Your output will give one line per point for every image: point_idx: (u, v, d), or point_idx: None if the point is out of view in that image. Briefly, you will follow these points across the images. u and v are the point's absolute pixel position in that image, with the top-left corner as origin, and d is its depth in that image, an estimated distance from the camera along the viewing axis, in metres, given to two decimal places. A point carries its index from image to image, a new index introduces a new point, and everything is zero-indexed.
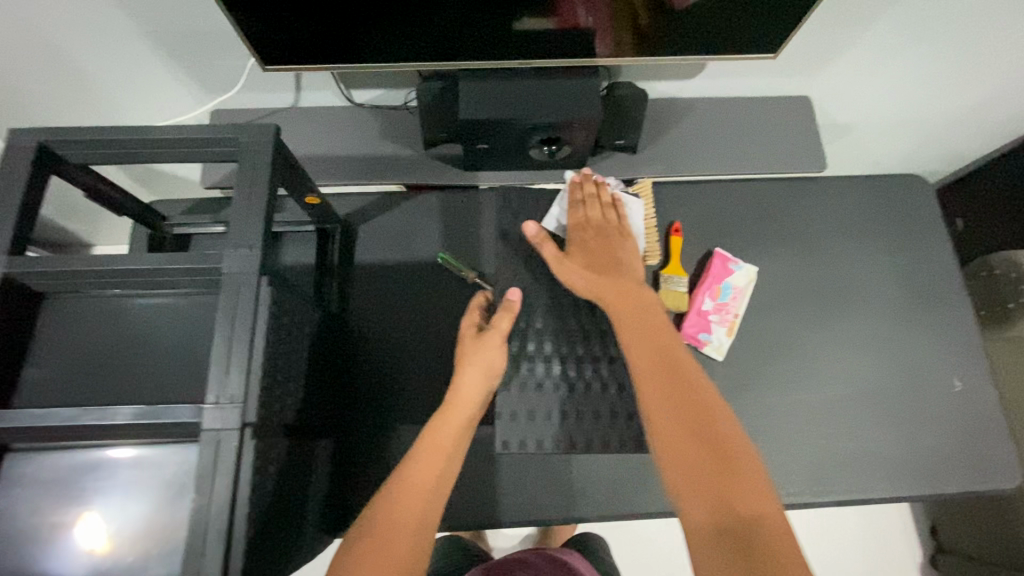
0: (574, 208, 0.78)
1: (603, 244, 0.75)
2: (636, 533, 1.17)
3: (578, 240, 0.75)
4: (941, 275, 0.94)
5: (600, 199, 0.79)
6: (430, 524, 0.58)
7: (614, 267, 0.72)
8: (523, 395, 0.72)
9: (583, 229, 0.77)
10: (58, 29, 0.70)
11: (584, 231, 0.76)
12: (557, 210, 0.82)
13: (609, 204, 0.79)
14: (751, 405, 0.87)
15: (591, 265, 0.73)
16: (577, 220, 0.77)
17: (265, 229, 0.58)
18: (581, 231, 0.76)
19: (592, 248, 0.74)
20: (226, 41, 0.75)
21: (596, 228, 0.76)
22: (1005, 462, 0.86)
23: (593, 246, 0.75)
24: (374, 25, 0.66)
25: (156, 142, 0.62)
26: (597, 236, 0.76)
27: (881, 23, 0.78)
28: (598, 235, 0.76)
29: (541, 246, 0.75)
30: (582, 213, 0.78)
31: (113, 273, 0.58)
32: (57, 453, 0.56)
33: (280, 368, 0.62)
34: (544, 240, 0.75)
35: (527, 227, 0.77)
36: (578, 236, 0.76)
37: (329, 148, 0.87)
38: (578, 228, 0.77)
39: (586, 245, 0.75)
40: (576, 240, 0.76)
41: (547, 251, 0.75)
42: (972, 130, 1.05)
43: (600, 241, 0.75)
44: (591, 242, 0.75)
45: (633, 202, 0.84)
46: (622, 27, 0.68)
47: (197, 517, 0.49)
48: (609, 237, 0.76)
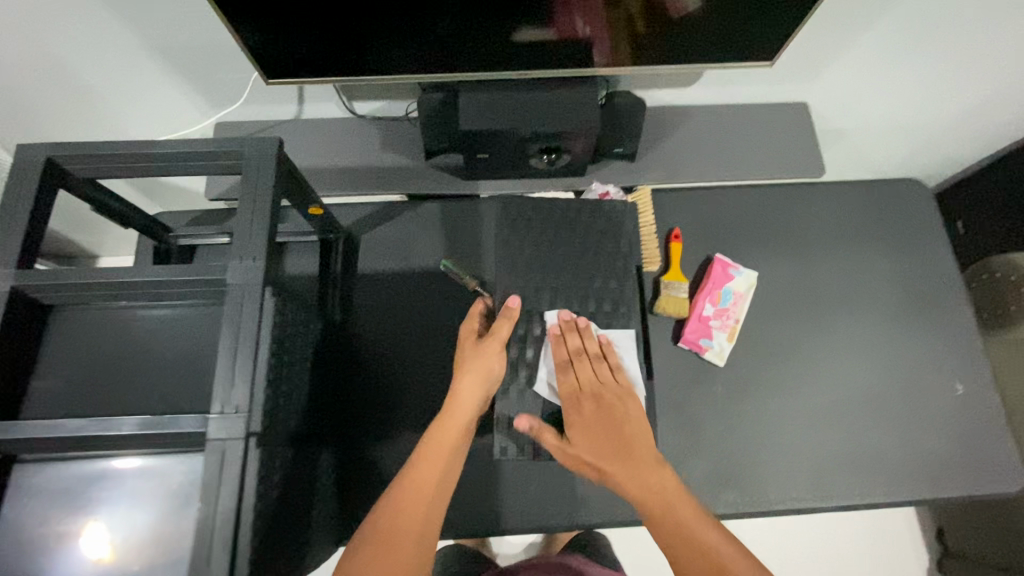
0: (565, 372, 0.72)
1: (605, 414, 0.69)
2: (640, 540, 1.17)
3: (576, 419, 0.69)
4: (941, 279, 0.95)
5: (587, 352, 0.73)
6: (433, 529, 0.59)
7: (625, 445, 0.68)
8: (521, 402, 0.72)
9: (580, 400, 0.70)
10: (65, 46, 0.72)
11: (582, 402, 0.70)
12: (545, 369, 0.73)
13: (599, 358, 0.73)
14: (753, 410, 0.87)
15: (599, 446, 0.68)
16: (571, 391, 0.71)
17: (269, 240, 0.59)
18: (580, 405, 0.70)
19: (594, 429, 0.68)
20: (230, 55, 0.76)
21: (593, 396, 0.70)
22: (1008, 465, 0.86)
23: (596, 423, 0.68)
24: (376, 38, 0.68)
25: (161, 156, 0.63)
26: (596, 403, 0.70)
27: (875, 29, 0.79)
28: (597, 403, 0.70)
29: (540, 437, 0.68)
30: (573, 377, 0.71)
31: (119, 284, 0.59)
32: (65, 463, 0.56)
33: (284, 378, 0.63)
34: (544, 431, 0.69)
35: (521, 421, 0.69)
36: (577, 412, 0.69)
37: (331, 159, 0.88)
38: (574, 402, 0.70)
39: (587, 423, 0.69)
40: (576, 417, 0.69)
41: (548, 442, 0.68)
42: (969, 135, 1.06)
43: (602, 415, 0.69)
44: (592, 417, 0.69)
45: (625, 335, 0.77)
46: (620, 37, 0.69)
47: (201, 527, 0.50)
48: (609, 407, 0.70)
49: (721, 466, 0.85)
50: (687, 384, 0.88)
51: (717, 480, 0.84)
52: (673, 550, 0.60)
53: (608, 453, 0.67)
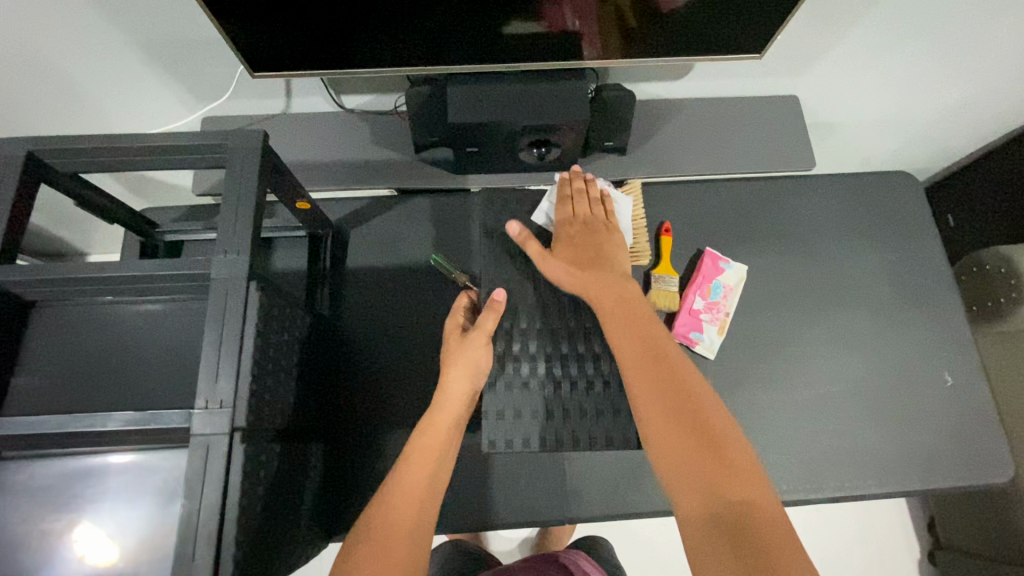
0: (563, 202, 0.79)
1: (591, 240, 0.75)
2: (633, 533, 1.17)
3: (566, 237, 0.75)
4: (931, 271, 0.95)
5: (587, 194, 0.80)
6: (424, 529, 0.58)
7: (602, 261, 0.73)
8: (509, 395, 0.71)
9: (571, 225, 0.76)
10: (47, 41, 0.71)
11: (571, 226, 0.76)
12: (546, 202, 0.81)
13: (597, 200, 0.80)
14: (744, 403, 0.88)
15: (577, 260, 0.73)
16: (564, 217, 0.77)
17: (253, 234, 0.58)
18: (570, 227, 0.76)
19: (578, 248, 0.74)
20: (215, 48, 0.75)
21: (582, 224, 0.76)
22: (997, 455, 0.86)
23: (581, 243, 0.75)
24: (362, 31, 0.67)
25: (143, 149, 0.62)
26: (582, 230, 0.76)
27: (865, 22, 0.79)
28: (585, 230, 0.76)
29: (523, 243, 0.74)
30: (570, 208, 0.78)
31: (102, 280, 0.58)
32: (47, 461, 0.56)
33: (270, 373, 0.62)
34: (526, 239, 0.74)
35: (510, 225, 0.76)
36: (567, 229, 0.76)
37: (319, 153, 0.88)
38: (565, 224, 0.77)
39: (573, 243, 0.75)
40: (564, 234, 0.76)
41: (530, 249, 0.73)
42: (959, 128, 1.06)
43: (587, 237, 0.75)
44: (579, 239, 0.75)
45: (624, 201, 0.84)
46: (609, 30, 0.69)
47: (185, 523, 0.49)
48: (597, 233, 0.76)
49: None
50: None
51: None
52: (681, 423, 0.57)
53: (583, 266, 0.72)
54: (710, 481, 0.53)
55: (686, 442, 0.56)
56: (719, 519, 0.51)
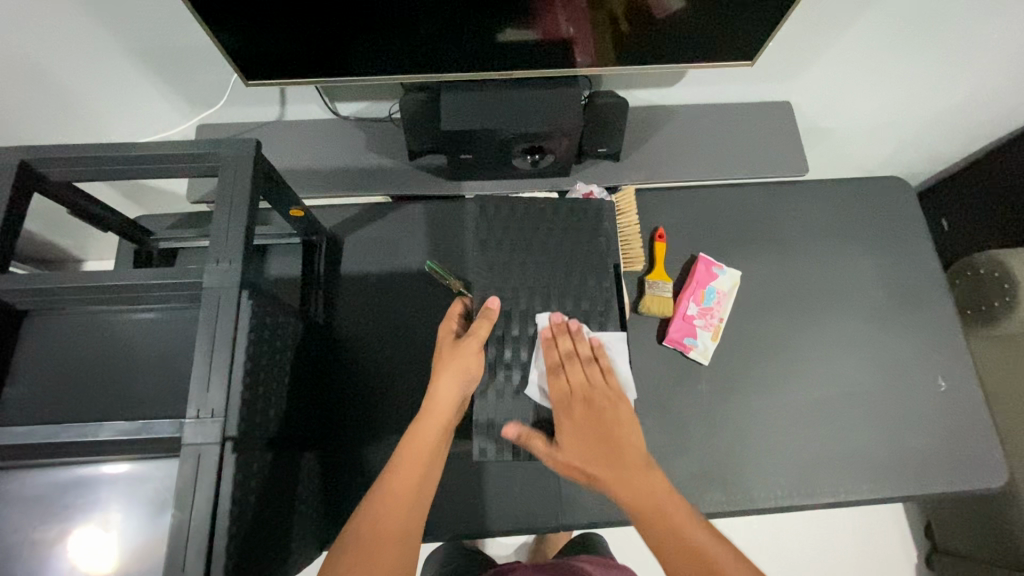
0: (555, 376, 0.70)
1: (595, 419, 0.69)
2: (629, 539, 1.17)
3: (567, 424, 0.68)
4: (924, 276, 0.95)
5: (579, 355, 0.72)
6: (413, 535, 0.58)
7: (613, 448, 0.67)
8: (501, 402, 0.71)
9: (570, 406, 0.69)
10: (41, 50, 0.71)
11: (572, 407, 0.69)
12: (536, 371, 0.72)
13: (590, 361, 0.72)
14: (738, 409, 0.88)
15: (590, 450, 0.67)
16: (562, 394, 0.69)
17: (245, 243, 0.58)
18: (571, 408, 0.69)
19: (582, 429, 0.68)
20: (210, 56, 0.75)
21: (583, 401, 0.69)
22: (991, 460, 0.87)
23: (585, 428, 0.68)
24: (356, 39, 0.67)
25: (136, 159, 0.62)
26: (585, 407, 0.69)
27: (856, 29, 0.79)
28: (586, 407, 0.69)
29: (528, 443, 0.68)
30: (563, 380, 0.70)
31: (94, 288, 0.58)
32: (34, 472, 0.55)
33: (262, 381, 0.62)
34: (531, 435, 0.69)
35: (508, 429, 0.68)
36: (567, 414, 0.68)
37: (314, 160, 0.88)
38: (563, 403, 0.69)
39: (577, 426, 0.68)
40: (565, 421, 0.68)
41: (537, 447, 0.68)
42: (952, 132, 1.06)
43: (590, 415, 0.69)
44: (582, 420, 0.68)
45: (614, 337, 0.75)
46: (603, 37, 0.69)
47: (176, 533, 0.49)
48: (598, 407, 0.69)
49: (706, 464, 0.85)
50: (671, 383, 0.88)
51: (702, 479, 0.84)
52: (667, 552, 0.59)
53: (594, 454, 0.67)
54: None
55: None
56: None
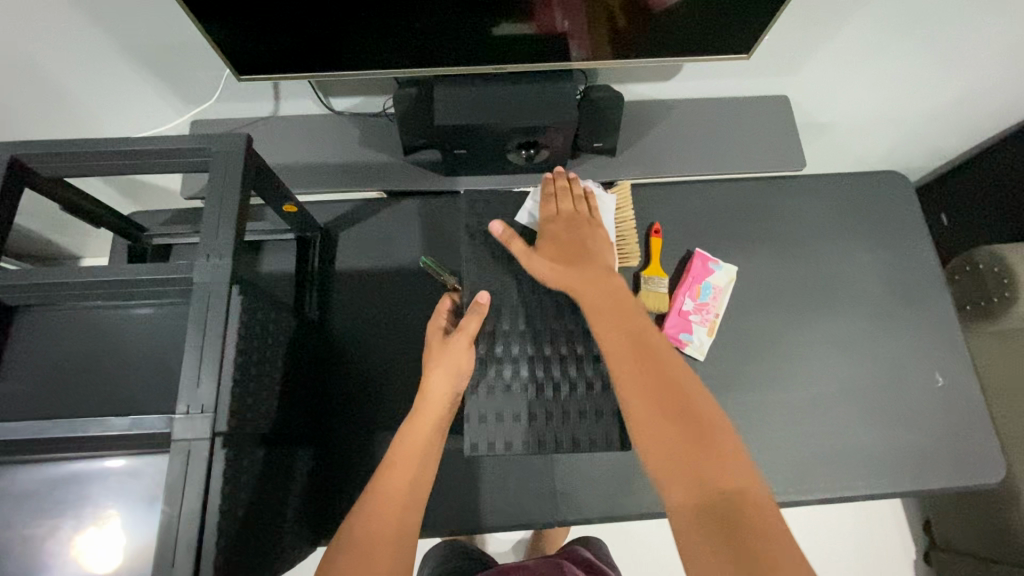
0: (546, 201, 0.77)
1: (573, 234, 0.73)
2: (627, 534, 1.16)
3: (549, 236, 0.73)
4: (923, 271, 0.95)
5: (571, 191, 0.78)
6: (407, 533, 0.58)
7: (583, 253, 0.71)
8: (492, 399, 0.71)
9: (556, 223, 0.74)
10: (32, 46, 0.70)
11: (556, 224, 0.75)
12: (531, 203, 0.80)
13: (580, 197, 0.78)
14: (734, 404, 0.87)
15: (559, 256, 0.71)
16: (547, 213, 0.76)
17: (236, 238, 0.58)
18: (554, 227, 0.74)
19: (561, 242, 0.72)
20: (202, 52, 0.75)
21: (567, 222, 0.74)
22: (988, 455, 0.86)
23: (565, 240, 0.72)
24: (347, 33, 0.67)
25: (127, 154, 0.62)
26: (566, 226, 0.75)
27: (854, 22, 0.78)
28: (569, 228, 0.74)
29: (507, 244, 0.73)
30: (552, 206, 0.77)
31: (85, 284, 0.58)
32: (26, 468, 0.55)
33: (253, 377, 0.62)
34: (510, 238, 0.73)
35: (493, 225, 0.74)
36: (549, 228, 0.74)
37: (309, 155, 0.88)
38: (547, 221, 0.75)
39: (556, 237, 0.73)
40: (547, 233, 0.74)
41: (517, 246, 0.72)
42: (952, 127, 1.05)
43: (571, 234, 0.73)
44: (563, 236, 0.73)
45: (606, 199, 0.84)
46: (600, 30, 0.68)
47: (166, 528, 0.49)
48: (579, 231, 0.74)
49: None
50: None
51: None
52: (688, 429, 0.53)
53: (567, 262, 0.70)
54: (702, 475, 0.50)
55: (665, 436, 0.53)
56: (707, 503, 0.48)
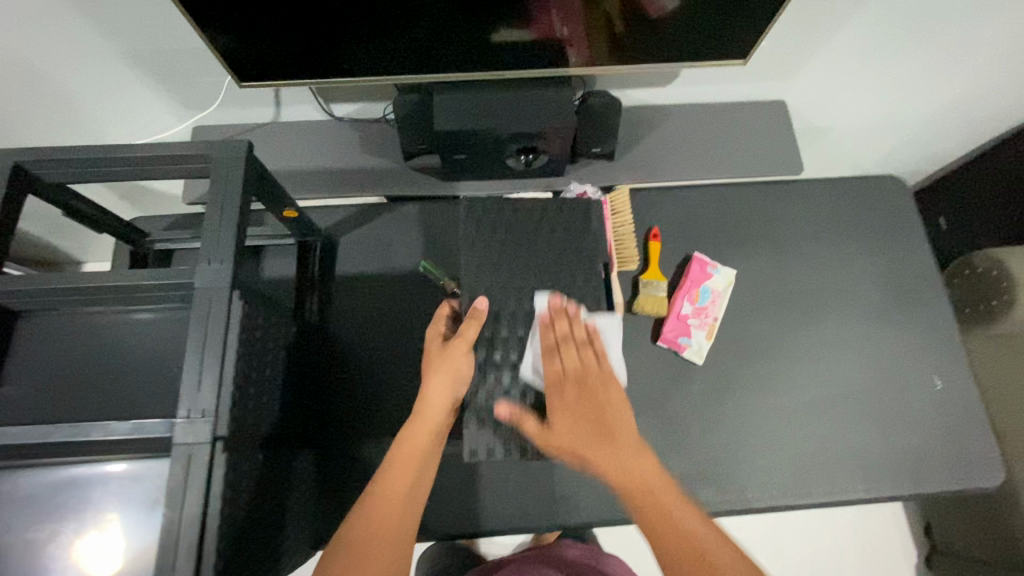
0: (549, 357, 0.69)
1: (587, 398, 0.66)
2: (627, 539, 1.16)
3: (558, 405, 0.66)
4: (921, 274, 0.95)
5: (574, 338, 0.71)
6: (406, 538, 0.58)
7: (604, 426, 0.64)
8: (492, 404, 0.71)
9: (563, 385, 0.68)
10: (36, 54, 0.71)
11: (565, 389, 0.68)
12: (532, 354, 0.73)
13: (585, 342, 0.70)
14: (733, 408, 0.87)
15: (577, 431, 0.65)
16: (554, 377, 0.68)
17: (236, 244, 0.59)
18: (562, 388, 0.68)
19: (575, 412, 0.66)
20: (204, 58, 0.76)
21: (577, 384, 0.68)
22: (987, 459, 0.86)
23: (576, 405, 0.66)
24: (348, 41, 0.67)
25: (130, 160, 0.63)
26: (578, 390, 0.68)
27: (850, 28, 0.79)
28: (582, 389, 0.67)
29: (522, 423, 0.68)
30: (558, 362, 0.69)
31: (88, 289, 0.59)
32: (27, 472, 0.55)
33: (253, 382, 0.62)
34: (521, 416, 0.68)
35: (499, 409, 0.69)
36: (559, 396, 0.67)
37: (310, 161, 0.88)
38: (557, 388, 0.67)
39: (571, 409, 0.66)
40: (557, 401, 0.67)
41: (530, 428, 0.67)
42: (949, 132, 1.06)
43: (584, 397, 0.67)
44: (574, 400, 0.67)
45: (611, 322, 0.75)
46: (597, 36, 0.69)
47: (167, 532, 0.50)
48: (592, 389, 0.67)
49: (700, 464, 0.85)
50: (666, 383, 0.88)
51: (697, 478, 0.84)
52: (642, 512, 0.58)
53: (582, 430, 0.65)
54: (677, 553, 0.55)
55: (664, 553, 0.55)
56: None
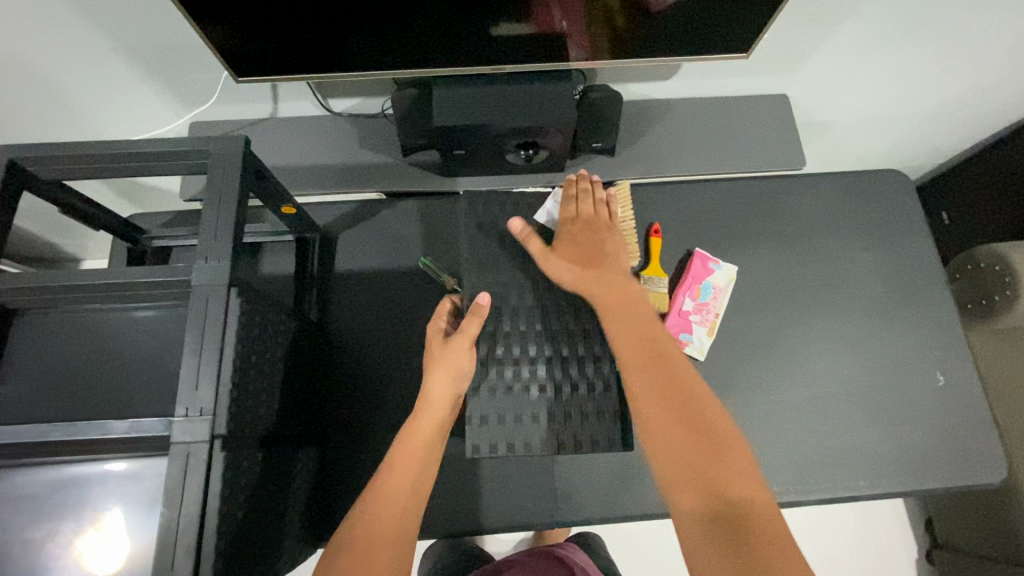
0: (565, 201, 0.77)
1: (593, 239, 0.74)
2: (628, 536, 1.16)
3: (568, 235, 0.74)
4: (924, 270, 0.94)
5: (592, 195, 0.78)
6: (409, 534, 0.58)
7: (602, 261, 0.71)
8: (493, 400, 0.71)
9: (572, 223, 0.75)
10: (30, 50, 0.70)
11: (575, 224, 0.75)
12: (550, 204, 0.81)
13: (600, 200, 0.78)
14: (734, 405, 0.87)
15: (578, 258, 0.72)
16: (568, 214, 0.76)
17: (235, 240, 0.58)
18: (573, 226, 0.75)
19: (580, 245, 0.73)
20: (201, 53, 0.75)
21: (587, 225, 0.75)
22: (990, 455, 0.86)
23: (582, 240, 0.73)
24: (346, 35, 0.66)
25: (126, 157, 0.62)
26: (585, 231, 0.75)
27: (854, 22, 0.78)
28: (587, 228, 0.75)
29: (526, 241, 0.74)
30: (573, 209, 0.77)
31: (85, 287, 0.58)
32: (24, 471, 0.55)
33: (252, 379, 0.62)
34: (529, 235, 0.74)
35: (511, 222, 0.75)
36: (569, 230, 0.75)
37: (308, 157, 0.88)
38: (569, 223, 0.75)
39: (576, 240, 0.74)
40: (565, 234, 0.74)
41: (534, 246, 0.73)
42: (952, 126, 1.05)
43: (591, 236, 0.74)
44: (580, 236, 0.74)
45: None
46: (598, 30, 0.68)
47: (166, 531, 0.49)
48: (601, 235, 0.74)
49: None
50: None
51: None
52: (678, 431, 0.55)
53: (585, 263, 0.71)
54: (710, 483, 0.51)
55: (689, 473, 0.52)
56: (718, 517, 0.49)
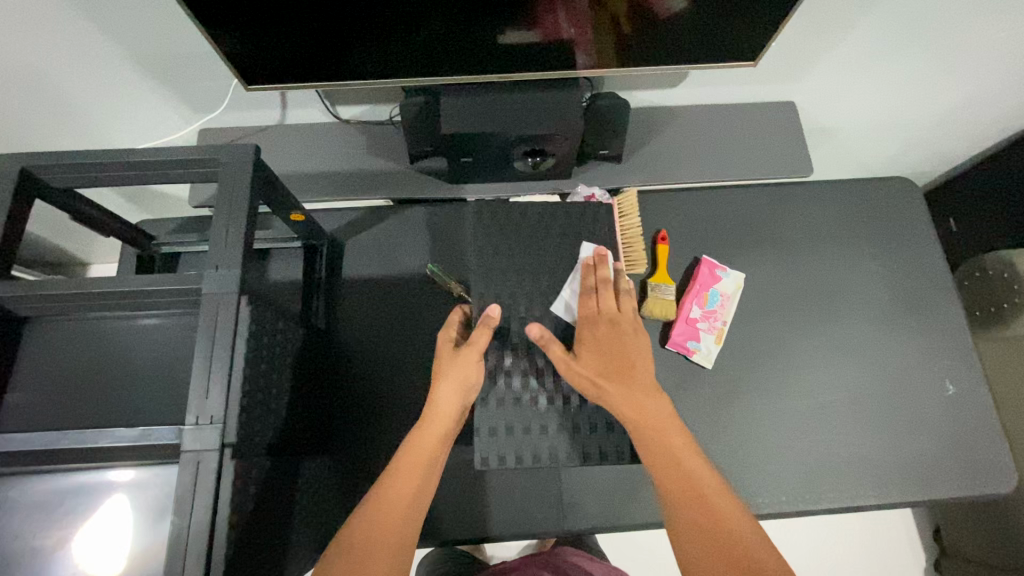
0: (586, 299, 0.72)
1: (615, 340, 0.70)
2: (635, 543, 1.16)
3: (589, 336, 0.71)
4: (932, 277, 0.94)
5: (613, 286, 0.74)
6: (410, 541, 0.58)
7: (626, 366, 0.69)
8: (501, 410, 0.71)
9: (596, 323, 0.72)
10: (41, 58, 0.71)
11: (598, 325, 0.72)
12: (568, 291, 0.76)
13: (623, 293, 0.74)
14: (742, 413, 0.87)
15: (601, 367, 0.69)
16: (588, 312, 0.72)
17: (244, 248, 0.58)
18: (595, 327, 0.72)
19: (602, 347, 0.70)
20: (210, 61, 0.75)
21: (610, 323, 0.72)
22: (999, 464, 0.85)
23: (605, 343, 0.70)
24: (356, 44, 0.67)
25: (136, 165, 0.62)
26: (609, 330, 0.71)
27: (861, 30, 0.78)
28: (612, 328, 0.71)
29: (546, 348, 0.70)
30: (593, 301, 0.73)
31: (96, 295, 0.58)
32: (36, 478, 0.55)
33: (260, 388, 0.62)
34: (550, 342, 0.70)
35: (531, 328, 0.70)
36: (590, 330, 0.71)
37: (316, 164, 0.88)
38: (589, 323, 0.72)
39: (599, 343, 0.70)
40: (587, 336, 0.71)
41: (554, 352, 0.69)
42: (959, 133, 1.05)
43: (614, 338, 0.71)
44: (603, 336, 0.71)
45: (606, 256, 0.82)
46: (605, 36, 0.68)
47: (175, 539, 0.49)
48: (623, 334, 0.71)
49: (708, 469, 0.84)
50: (674, 387, 0.87)
51: None
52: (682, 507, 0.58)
53: (605, 371, 0.68)
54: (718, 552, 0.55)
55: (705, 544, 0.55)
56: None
